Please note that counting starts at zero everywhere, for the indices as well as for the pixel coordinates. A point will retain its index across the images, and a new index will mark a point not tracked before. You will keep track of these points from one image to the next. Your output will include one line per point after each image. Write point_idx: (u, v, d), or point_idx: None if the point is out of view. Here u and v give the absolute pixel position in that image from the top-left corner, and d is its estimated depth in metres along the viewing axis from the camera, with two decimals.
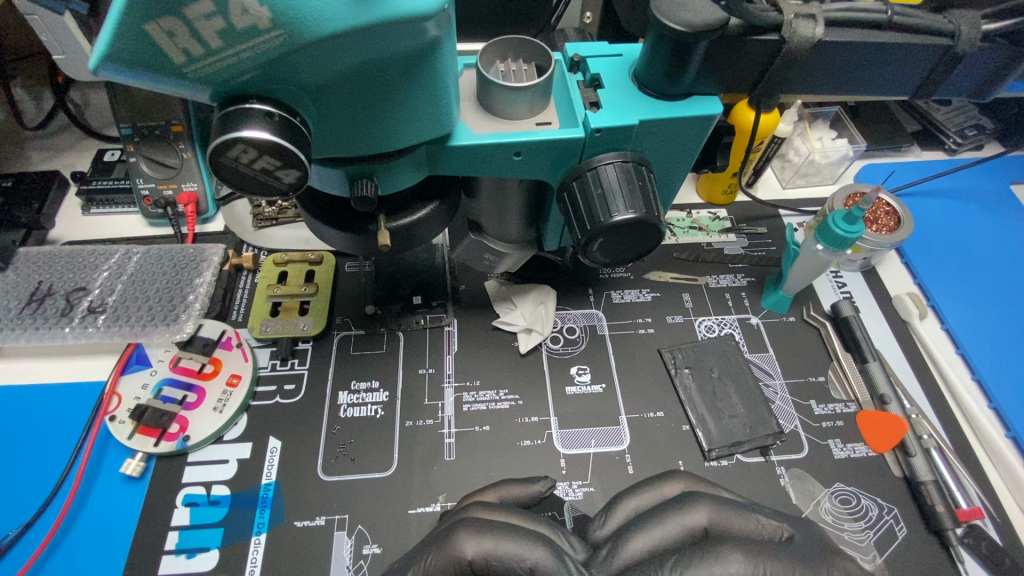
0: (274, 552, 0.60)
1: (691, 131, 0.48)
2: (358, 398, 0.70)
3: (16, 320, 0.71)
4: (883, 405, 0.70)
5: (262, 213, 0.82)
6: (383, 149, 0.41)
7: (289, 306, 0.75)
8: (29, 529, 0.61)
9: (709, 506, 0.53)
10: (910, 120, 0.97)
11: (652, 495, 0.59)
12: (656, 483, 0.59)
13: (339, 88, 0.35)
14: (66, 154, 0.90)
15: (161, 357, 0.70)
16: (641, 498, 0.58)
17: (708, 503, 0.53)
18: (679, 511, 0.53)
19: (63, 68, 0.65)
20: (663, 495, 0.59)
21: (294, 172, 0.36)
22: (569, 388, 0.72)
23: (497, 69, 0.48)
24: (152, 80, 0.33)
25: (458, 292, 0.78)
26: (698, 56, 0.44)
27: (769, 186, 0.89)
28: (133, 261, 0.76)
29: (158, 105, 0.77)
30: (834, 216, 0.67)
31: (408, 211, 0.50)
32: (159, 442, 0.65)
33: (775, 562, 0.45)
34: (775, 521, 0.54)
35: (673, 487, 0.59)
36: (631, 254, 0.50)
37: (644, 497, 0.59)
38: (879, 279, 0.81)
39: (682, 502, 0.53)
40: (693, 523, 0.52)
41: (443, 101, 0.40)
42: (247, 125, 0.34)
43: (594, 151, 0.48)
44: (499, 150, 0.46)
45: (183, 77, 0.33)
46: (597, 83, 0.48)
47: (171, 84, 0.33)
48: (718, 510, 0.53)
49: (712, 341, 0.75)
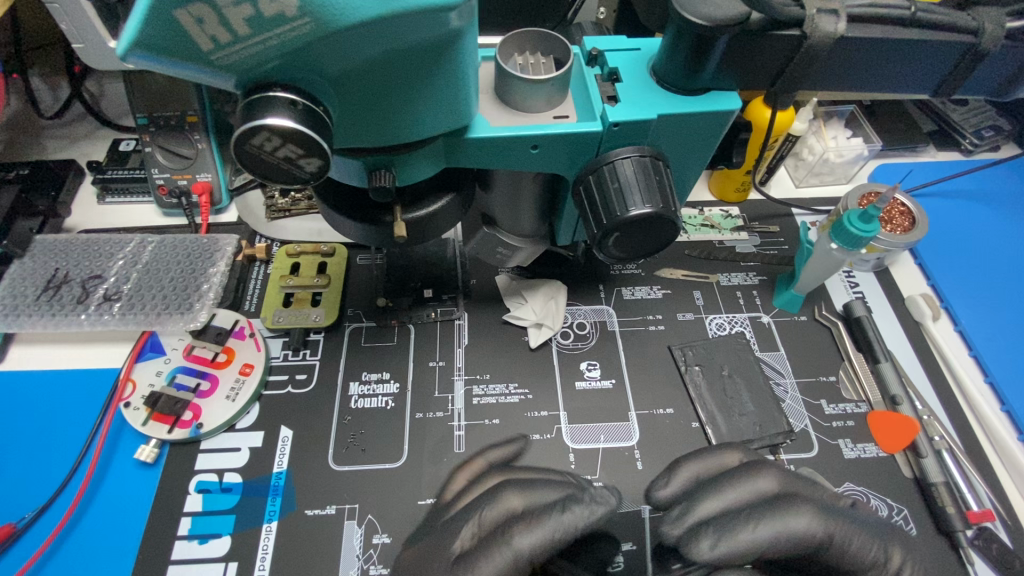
0: (284, 540, 0.61)
1: (709, 125, 0.48)
2: (369, 389, 0.71)
3: (33, 306, 0.72)
4: (895, 405, 0.69)
5: (275, 205, 0.82)
6: (403, 139, 0.41)
7: (301, 297, 0.75)
8: (45, 512, 0.62)
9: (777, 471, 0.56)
10: (926, 119, 0.96)
11: (713, 463, 0.60)
12: (715, 451, 0.60)
13: (362, 77, 0.35)
14: (82, 143, 0.90)
15: (175, 345, 0.71)
16: (703, 464, 0.59)
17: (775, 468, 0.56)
18: (749, 473, 0.55)
19: (83, 58, 0.65)
20: (722, 462, 0.60)
21: (316, 161, 0.37)
22: (579, 382, 0.72)
23: (516, 62, 0.48)
24: (179, 66, 0.33)
25: (469, 286, 0.78)
26: (718, 51, 0.44)
27: (782, 185, 0.89)
28: (148, 250, 0.76)
29: (174, 95, 0.77)
30: (849, 215, 0.66)
31: (424, 203, 0.50)
32: (173, 429, 0.65)
33: (842, 521, 0.51)
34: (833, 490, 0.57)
35: (732, 456, 0.60)
36: (645, 250, 0.50)
37: (705, 463, 0.59)
38: (892, 279, 0.81)
39: (752, 467, 0.56)
40: (760, 485, 0.55)
41: (463, 93, 0.40)
42: (271, 114, 0.34)
43: (611, 145, 0.48)
44: (517, 143, 0.46)
45: (210, 64, 0.33)
46: (615, 77, 0.48)
47: (197, 70, 0.33)
48: (787, 477, 0.55)
49: (723, 339, 0.75)
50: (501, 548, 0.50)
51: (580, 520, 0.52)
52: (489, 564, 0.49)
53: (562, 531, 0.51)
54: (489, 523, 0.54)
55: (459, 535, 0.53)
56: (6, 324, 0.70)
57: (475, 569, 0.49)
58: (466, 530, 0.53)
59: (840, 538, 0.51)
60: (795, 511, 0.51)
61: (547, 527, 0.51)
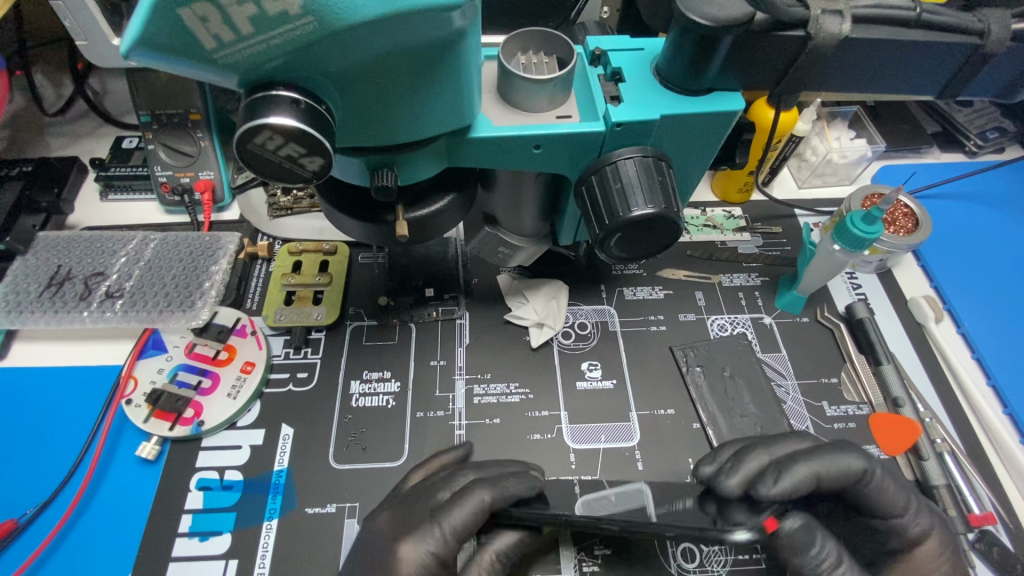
0: (285, 537, 0.61)
1: (712, 126, 0.48)
2: (370, 388, 0.71)
3: (37, 302, 0.72)
4: (897, 407, 0.69)
5: (277, 203, 0.82)
6: (405, 139, 0.41)
7: (303, 295, 0.75)
8: (46, 509, 0.62)
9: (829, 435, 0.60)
10: (930, 121, 0.95)
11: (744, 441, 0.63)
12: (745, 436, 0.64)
13: (364, 76, 0.35)
14: (85, 140, 0.91)
15: (176, 342, 0.71)
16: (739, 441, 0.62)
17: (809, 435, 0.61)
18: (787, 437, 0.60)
19: (86, 55, 0.66)
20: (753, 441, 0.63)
21: (319, 159, 0.37)
22: (580, 382, 0.72)
23: (519, 61, 0.47)
24: (181, 65, 0.33)
25: (470, 286, 0.78)
26: (722, 51, 0.44)
27: (785, 186, 0.88)
28: (151, 247, 0.77)
29: (177, 93, 0.77)
30: (852, 216, 0.66)
31: (426, 203, 0.50)
32: (175, 426, 0.65)
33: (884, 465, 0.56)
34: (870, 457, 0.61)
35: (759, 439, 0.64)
36: (647, 251, 0.50)
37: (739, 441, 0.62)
38: (895, 281, 0.80)
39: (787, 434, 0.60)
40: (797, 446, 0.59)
41: (466, 92, 0.40)
42: (274, 112, 0.34)
43: (614, 145, 0.47)
44: (520, 143, 0.46)
45: (213, 63, 0.33)
46: (618, 77, 0.48)
47: (200, 69, 0.33)
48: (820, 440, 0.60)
49: (725, 340, 0.74)
50: (471, 496, 0.54)
51: (523, 487, 0.56)
52: (464, 510, 0.54)
53: (509, 492, 0.55)
54: (457, 488, 0.58)
55: (438, 492, 0.57)
56: (9, 320, 0.70)
57: (450, 512, 0.54)
58: (445, 488, 0.57)
59: (879, 486, 0.55)
60: (842, 455, 0.56)
61: (505, 487, 0.55)
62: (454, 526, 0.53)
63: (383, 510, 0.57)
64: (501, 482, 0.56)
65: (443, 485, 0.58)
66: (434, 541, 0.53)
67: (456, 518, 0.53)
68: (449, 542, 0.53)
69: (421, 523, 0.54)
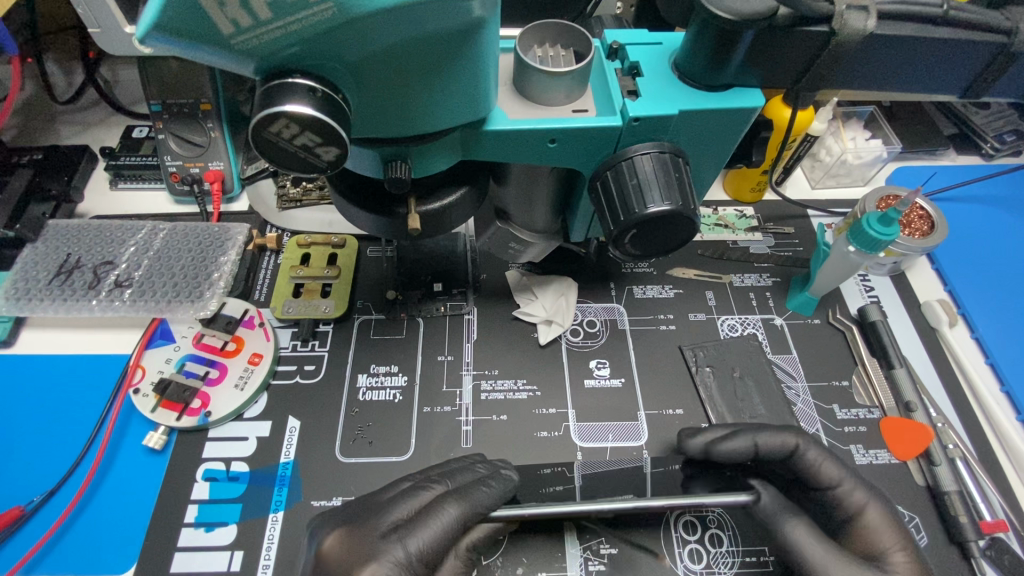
0: (290, 530, 0.61)
1: (730, 123, 0.47)
2: (378, 382, 0.70)
3: (46, 290, 0.72)
4: (909, 412, 0.68)
5: (287, 195, 0.82)
6: (420, 130, 0.40)
7: (311, 288, 0.75)
8: (52, 497, 0.62)
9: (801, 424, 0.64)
10: (946, 122, 0.94)
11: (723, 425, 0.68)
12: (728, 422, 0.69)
13: (381, 65, 0.35)
14: (96, 129, 0.91)
15: (184, 333, 0.71)
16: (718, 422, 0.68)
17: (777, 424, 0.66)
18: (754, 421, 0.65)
19: (98, 44, 0.65)
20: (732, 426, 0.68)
21: (334, 149, 0.36)
22: (588, 381, 0.71)
23: (535, 54, 0.47)
24: (197, 51, 0.32)
25: (479, 281, 0.78)
26: (743, 45, 0.43)
27: (798, 186, 0.88)
28: (160, 237, 0.77)
29: (187, 82, 0.77)
30: (868, 216, 0.65)
31: (438, 196, 0.49)
32: (182, 417, 0.65)
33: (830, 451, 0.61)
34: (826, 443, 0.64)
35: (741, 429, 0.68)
36: (663, 249, 0.49)
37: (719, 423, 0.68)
38: (908, 284, 0.79)
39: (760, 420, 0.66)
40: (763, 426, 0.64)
41: (483, 83, 0.40)
42: (290, 101, 0.33)
43: (630, 141, 0.47)
44: (535, 136, 0.45)
45: (229, 49, 0.32)
46: (636, 71, 0.47)
47: (216, 55, 0.33)
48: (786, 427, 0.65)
49: (735, 340, 0.74)
50: (438, 516, 0.54)
51: (496, 493, 0.57)
52: (426, 533, 0.54)
53: (481, 504, 0.55)
54: (418, 504, 0.57)
55: (391, 512, 0.56)
56: (19, 308, 0.70)
57: (418, 534, 0.53)
58: (400, 505, 0.56)
59: (814, 458, 0.59)
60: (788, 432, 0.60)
61: (476, 497, 0.56)
62: (416, 549, 0.53)
63: (335, 526, 0.55)
64: (471, 494, 0.56)
65: (399, 502, 0.57)
66: (393, 565, 0.52)
67: (417, 538, 0.53)
68: (413, 564, 0.52)
69: (379, 546, 0.53)
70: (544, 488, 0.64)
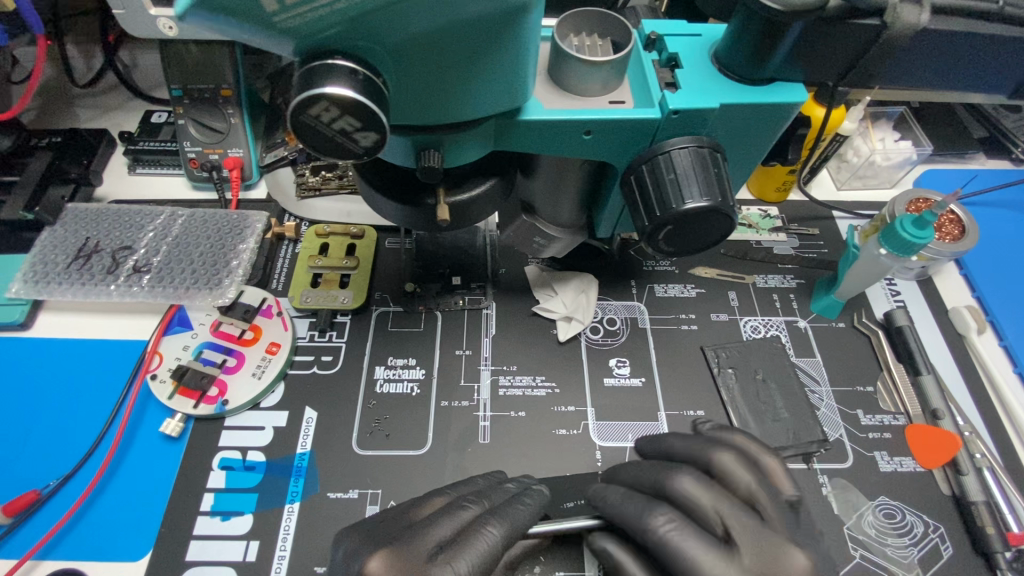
0: (306, 522, 0.61)
1: (771, 118, 0.46)
2: (395, 374, 0.70)
3: (64, 274, 0.71)
4: (936, 420, 0.67)
5: (305, 183, 0.81)
6: (456, 118, 0.39)
7: (329, 278, 0.74)
8: (69, 481, 0.62)
9: (732, 453, 0.53)
10: (976, 125, 0.92)
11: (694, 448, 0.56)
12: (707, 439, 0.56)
13: (422, 48, 0.34)
14: (113, 113, 0.90)
15: (202, 320, 0.70)
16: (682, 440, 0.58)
17: (687, 479, 0.51)
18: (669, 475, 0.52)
19: (123, 25, 0.65)
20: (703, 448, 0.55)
21: (373, 135, 0.35)
22: (607, 379, 0.70)
23: (572, 43, 0.46)
24: (238, 28, 0.31)
25: (498, 276, 0.77)
26: (789, 38, 0.42)
27: (824, 187, 0.86)
28: (178, 223, 0.76)
29: (207, 67, 0.76)
30: (902, 219, 0.63)
31: (467, 187, 0.48)
32: (199, 405, 0.65)
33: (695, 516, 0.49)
34: (754, 485, 0.51)
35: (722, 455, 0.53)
36: (698, 246, 0.48)
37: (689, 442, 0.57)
38: (935, 289, 0.78)
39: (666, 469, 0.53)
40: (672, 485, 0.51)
41: (523, 70, 0.39)
42: (331, 82, 0.32)
43: (667, 134, 0.46)
44: (571, 127, 0.44)
45: (272, 27, 0.31)
46: (675, 63, 0.46)
47: (258, 33, 0.31)
48: (694, 487, 0.50)
49: (759, 341, 0.72)
50: (479, 538, 0.50)
51: (533, 511, 0.55)
52: (467, 555, 0.49)
53: (522, 524, 0.53)
54: (458, 523, 0.53)
55: (434, 531, 0.51)
56: (37, 291, 0.70)
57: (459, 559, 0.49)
58: (441, 524, 0.52)
59: (687, 490, 0.51)
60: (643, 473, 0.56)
61: (516, 518, 0.53)
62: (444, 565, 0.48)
63: (377, 548, 0.49)
64: (510, 512, 0.53)
65: (437, 521, 0.52)
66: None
67: (465, 560, 0.49)
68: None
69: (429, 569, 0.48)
70: (563, 488, 0.64)
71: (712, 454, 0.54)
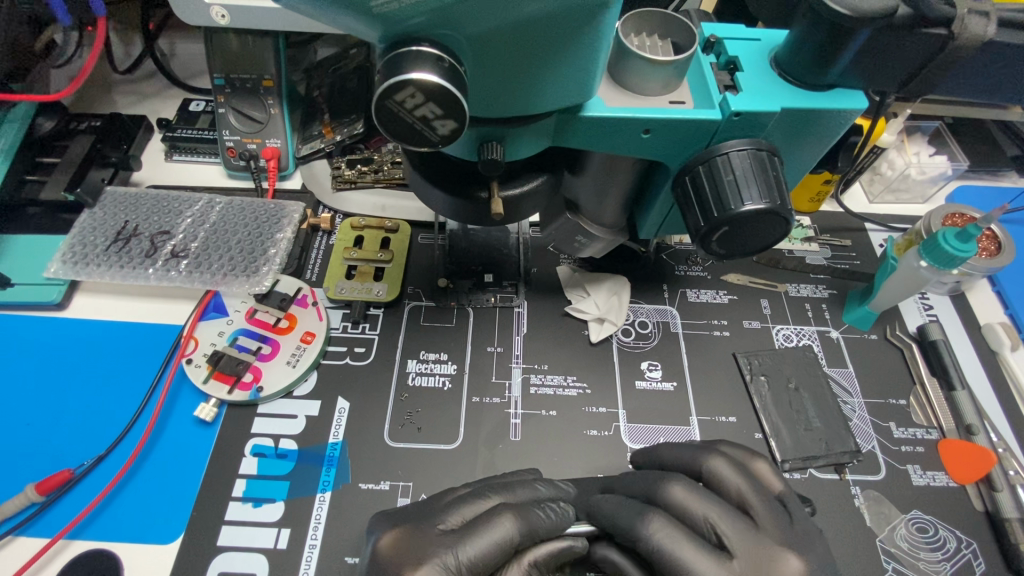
0: (337, 512, 0.61)
1: (829, 123, 0.46)
2: (427, 368, 0.70)
3: (103, 255, 0.72)
4: (970, 435, 0.67)
5: (341, 176, 0.81)
6: (523, 112, 0.40)
7: (364, 271, 0.75)
8: (103, 461, 0.62)
9: (725, 460, 0.56)
10: (1009, 143, 0.91)
11: (687, 455, 0.58)
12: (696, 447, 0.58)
13: (502, 39, 0.34)
14: (151, 101, 0.91)
15: (237, 307, 0.71)
16: (677, 447, 0.60)
17: (681, 485, 0.53)
18: (663, 482, 0.54)
19: (178, 14, 0.66)
20: (693, 458, 0.57)
21: (452, 123, 0.35)
22: (639, 382, 0.70)
23: (633, 41, 0.46)
24: (337, 10, 0.32)
25: (530, 275, 0.77)
26: (855, 44, 0.42)
27: (857, 199, 0.86)
28: (216, 211, 0.77)
29: (251, 58, 0.77)
30: (945, 232, 0.64)
31: (520, 181, 0.48)
32: (233, 390, 0.65)
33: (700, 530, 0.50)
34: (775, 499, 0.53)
35: (716, 462, 0.56)
36: (748, 249, 0.48)
37: (679, 449, 0.59)
38: (968, 305, 0.77)
39: (662, 476, 0.54)
40: (666, 492, 0.53)
41: (594, 66, 0.39)
42: (417, 69, 0.32)
43: (725, 136, 0.46)
44: (631, 125, 0.45)
45: (368, 11, 0.31)
46: (734, 67, 0.47)
47: (354, 14, 0.32)
48: (691, 491, 0.52)
49: (791, 350, 0.72)
50: (495, 530, 0.50)
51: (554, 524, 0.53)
52: (483, 545, 0.50)
53: (540, 527, 0.52)
54: (473, 513, 0.54)
55: (442, 517, 0.53)
56: (75, 272, 0.70)
57: (473, 542, 0.50)
58: (454, 513, 0.53)
59: (678, 498, 0.52)
60: (638, 477, 0.57)
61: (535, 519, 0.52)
62: (470, 559, 0.49)
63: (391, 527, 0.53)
64: (530, 514, 0.52)
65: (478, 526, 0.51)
66: (442, 570, 0.48)
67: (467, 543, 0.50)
68: (460, 569, 0.49)
69: (430, 545, 0.50)
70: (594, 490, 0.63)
71: (706, 460, 0.56)
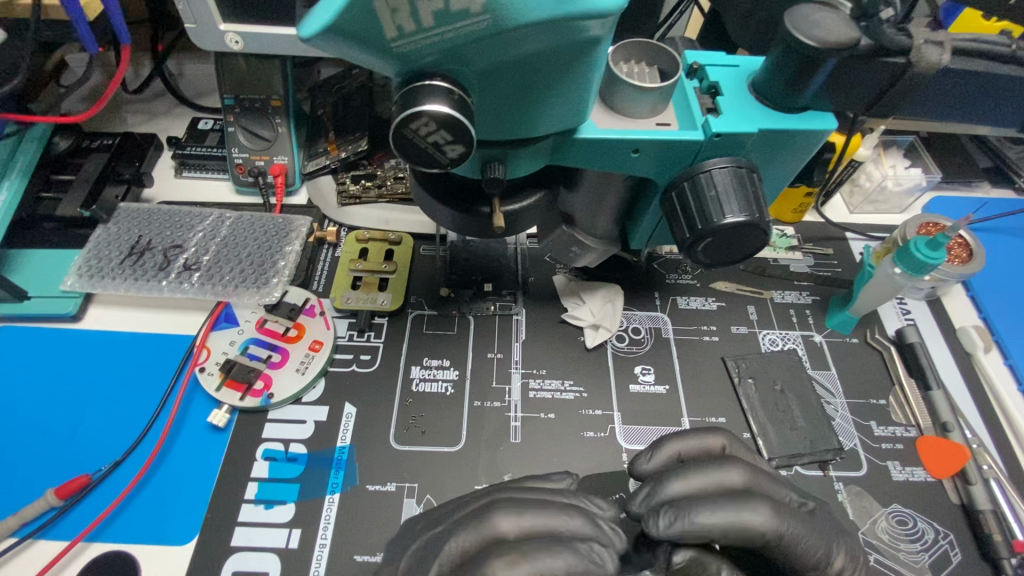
0: (346, 512, 0.63)
1: (802, 142, 0.50)
2: (430, 374, 0.73)
3: (118, 269, 0.75)
4: (945, 432, 0.70)
5: (346, 191, 0.85)
6: (522, 135, 0.44)
7: (369, 281, 0.78)
8: (119, 466, 0.65)
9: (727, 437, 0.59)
10: (981, 156, 0.96)
11: (697, 443, 0.59)
12: (701, 433, 0.59)
13: (505, 73, 0.38)
14: (160, 119, 0.94)
15: (248, 317, 0.74)
16: (685, 443, 0.58)
17: (741, 464, 0.53)
18: (717, 466, 0.53)
19: (194, 39, 0.70)
20: (705, 445, 0.58)
21: (460, 148, 0.39)
22: (633, 386, 0.73)
23: (622, 69, 0.50)
24: (360, 51, 0.36)
25: (527, 284, 0.80)
26: (823, 71, 0.47)
27: (836, 210, 0.90)
28: (226, 225, 0.80)
29: (260, 79, 0.81)
30: (917, 240, 0.68)
31: (519, 198, 0.52)
32: (245, 397, 0.68)
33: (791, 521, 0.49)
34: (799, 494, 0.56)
35: (717, 439, 0.59)
36: (732, 259, 0.52)
37: (687, 442, 0.59)
38: (943, 309, 0.82)
39: (717, 460, 0.54)
40: (727, 478, 0.52)
41: (587, 94, 0.43)
42: (430, 101, 0.36)
43: (707, 155, 0.50)
44: (621, 146, 0.49)
45: (388, 50, 0.36)
46: (715, 91, 0.51)
47: (374, 53, 0.36)
48: (756, 474, 0.53)
49: (776, 354, 0.76)
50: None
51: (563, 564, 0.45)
52: None
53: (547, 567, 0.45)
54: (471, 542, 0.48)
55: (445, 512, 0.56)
56: (91, 285, 0.73)
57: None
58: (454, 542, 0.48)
59: (744, 479, 0.52)
60: (693, 475, 0.53)
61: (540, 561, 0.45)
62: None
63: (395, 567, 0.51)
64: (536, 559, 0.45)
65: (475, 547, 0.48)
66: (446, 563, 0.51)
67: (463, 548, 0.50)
68: None
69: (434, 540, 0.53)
70: (592, 489, 0.66)
71: (723, 441, 0.58)
